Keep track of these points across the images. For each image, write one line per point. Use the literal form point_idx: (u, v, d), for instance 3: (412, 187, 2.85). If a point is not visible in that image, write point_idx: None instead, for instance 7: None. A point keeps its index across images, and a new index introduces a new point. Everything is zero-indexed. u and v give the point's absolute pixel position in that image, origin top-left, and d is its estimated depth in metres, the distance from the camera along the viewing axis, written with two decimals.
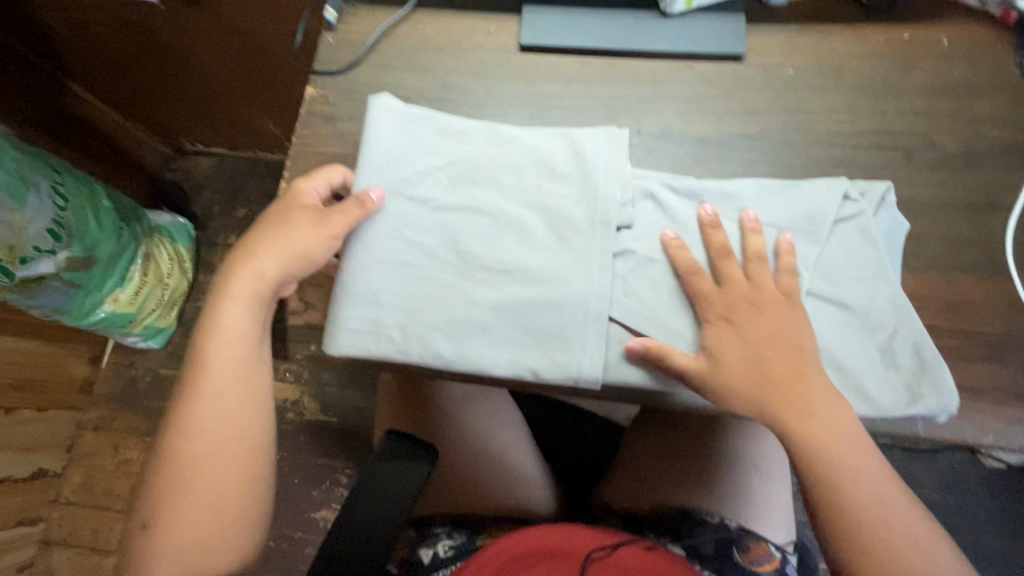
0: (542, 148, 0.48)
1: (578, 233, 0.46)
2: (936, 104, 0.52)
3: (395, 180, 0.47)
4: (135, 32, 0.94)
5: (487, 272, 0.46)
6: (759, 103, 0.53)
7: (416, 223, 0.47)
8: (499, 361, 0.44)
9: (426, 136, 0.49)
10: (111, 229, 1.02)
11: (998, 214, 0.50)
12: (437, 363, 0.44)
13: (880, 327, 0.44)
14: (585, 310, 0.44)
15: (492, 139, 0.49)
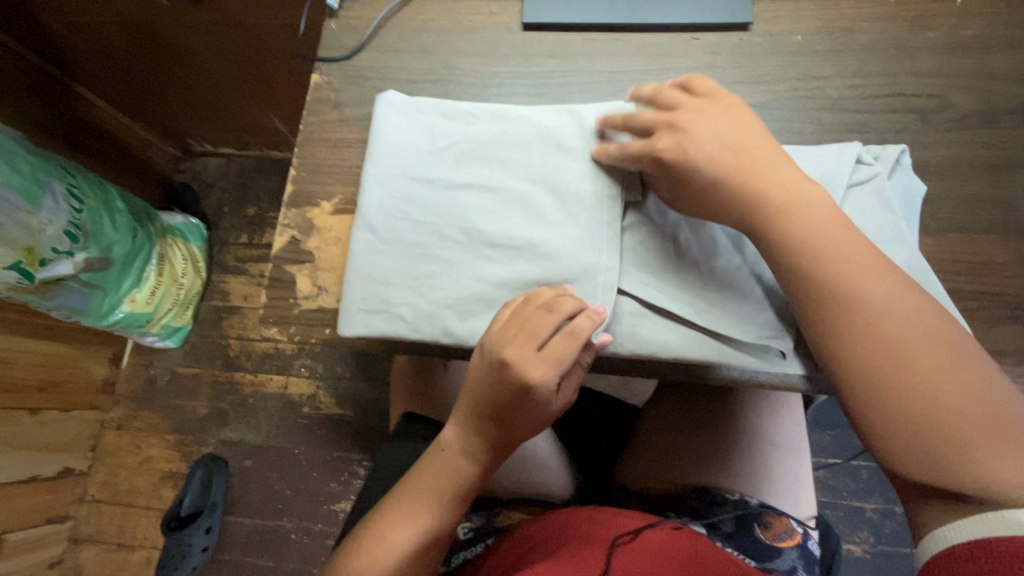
0: (548, 123, 0.47)
1: (585, 208, 0.44)
2: (951, 63, 0.48)
3: (395, 165, 0.47)
4: (139, 30, 0.94)
5: (494, 249, 0.44)
6: (770, 72, 0.50)
7: (420, 205, 0.46)
8: None
9: (432, 119, 0.48)
10: (125, 229, 1.03)
11: (1018, 173, 0.45)
12: (447, 340, 0.43)
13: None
14: (594, 285, 0.43)
15: (497, 116, 0.47)
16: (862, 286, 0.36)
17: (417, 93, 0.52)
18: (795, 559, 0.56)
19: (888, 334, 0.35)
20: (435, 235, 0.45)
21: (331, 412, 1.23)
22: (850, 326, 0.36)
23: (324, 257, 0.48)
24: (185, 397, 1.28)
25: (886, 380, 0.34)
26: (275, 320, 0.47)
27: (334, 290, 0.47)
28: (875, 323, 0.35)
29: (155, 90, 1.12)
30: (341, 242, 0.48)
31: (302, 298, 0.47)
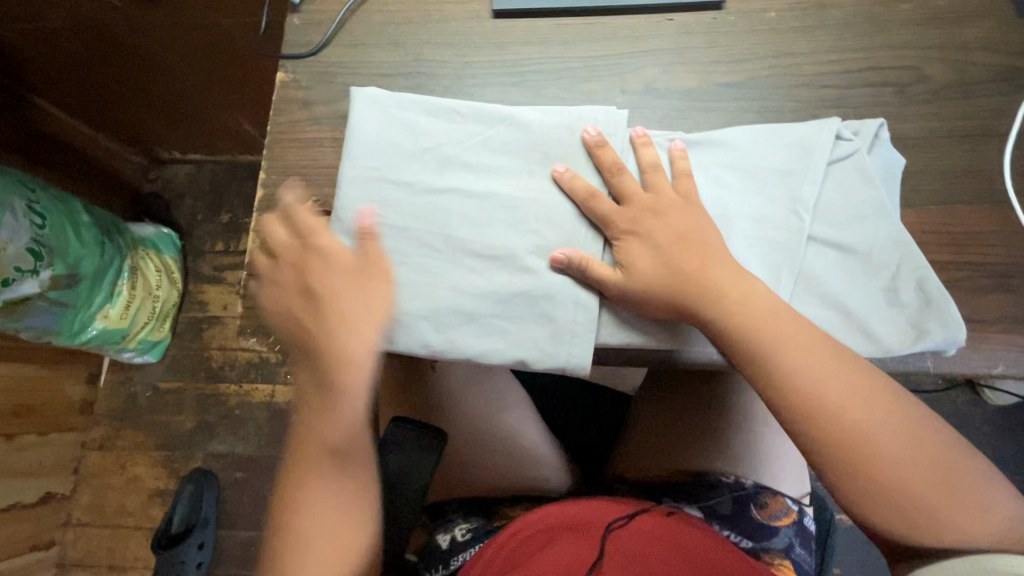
0: (535, 126, 0.45)
1: (569, 218, 0.43)
2: (926, 34, 0.47)
3: (371, 163, 0.45)
4: (93, 34, 0.90)
5: (475, 258, 0.43)
6: (746, 51, 0.49)
7: (397, 209, 0.44)
8: (488, 351, 0.42)
9: (414, 118, 0.46)
10: (93, 244, 1.00)
11: (994, 142, 0.44)
12: (424, 353, 0.43)
13: (879, 267, 0.41)
14: (574, 294, 0.42)
15: (483, 117, 0.45)
16: (810, 375, 0.38)
17: (388, 87, 0.51)
18: (791, 536, 0.58)
19: (845, 418, 0.37)
20: (414, 242, 0.44)
21: None
22: (816, 416, 0.38)
23: None
24: (169, 412, 1.25)
25: (858, 459, 0.37)
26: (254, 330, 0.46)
27: None
28: (835, 408, 0.37)
29: (115, 96, 1.08)
30: None
31: None
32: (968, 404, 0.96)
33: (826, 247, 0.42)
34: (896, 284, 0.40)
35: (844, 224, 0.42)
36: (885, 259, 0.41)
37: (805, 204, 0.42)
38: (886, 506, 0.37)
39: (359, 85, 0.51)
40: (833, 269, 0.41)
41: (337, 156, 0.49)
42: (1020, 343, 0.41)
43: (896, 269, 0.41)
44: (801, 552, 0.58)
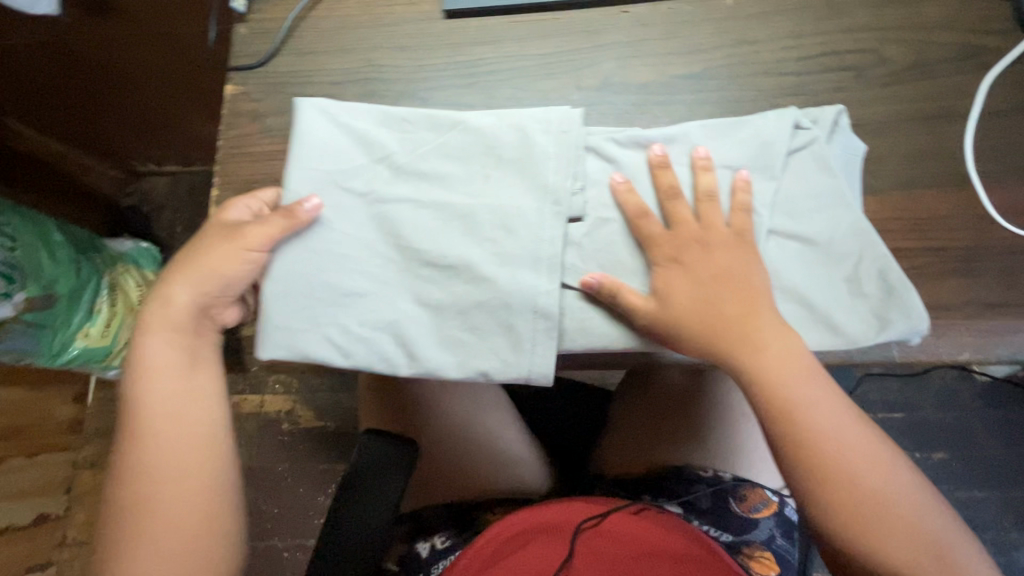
0: (488, 130, 0.44)
1: (528, 223, 0.42)
2: (885, 15, 0.46)
3: (322, 170, 0.43)
4: (53, 51, 0.88)
5: (431, 269, 0.42)
6: (703, 40, 0.48)
7: (347, 216, 0.43)
8: (449, 362, 0.42)
9: (365, 123, 0.44)
10: (67, 262, 0.99)
11: (956, 122, 0.44)
12: (384, 366, 0.42)
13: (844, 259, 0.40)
14: (535, 303, 0.41)
15: (436, 122, 0.44)
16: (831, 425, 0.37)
17: (341, 96, 0.50)
18: (771, 527, 0.58)
19: (843, 459, 0.37)
20: (367, 251, 0.43)
21: (311, 425, 1.20)
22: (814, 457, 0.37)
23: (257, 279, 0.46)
24: None
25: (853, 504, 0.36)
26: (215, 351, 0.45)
27: None
28: (830, 451, 0.37)
29: (84, 112, 1.06)
30: None
31: None
32: (955, 380, 0.95)
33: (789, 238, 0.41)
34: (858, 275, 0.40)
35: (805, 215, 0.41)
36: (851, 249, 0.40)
37: (767, 197, 0.41)
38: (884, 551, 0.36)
39: (312, 94, 0.50)
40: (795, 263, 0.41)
41: None
42: (986, 327, 0.41)
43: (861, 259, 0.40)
44: (783, 542, 0.58)
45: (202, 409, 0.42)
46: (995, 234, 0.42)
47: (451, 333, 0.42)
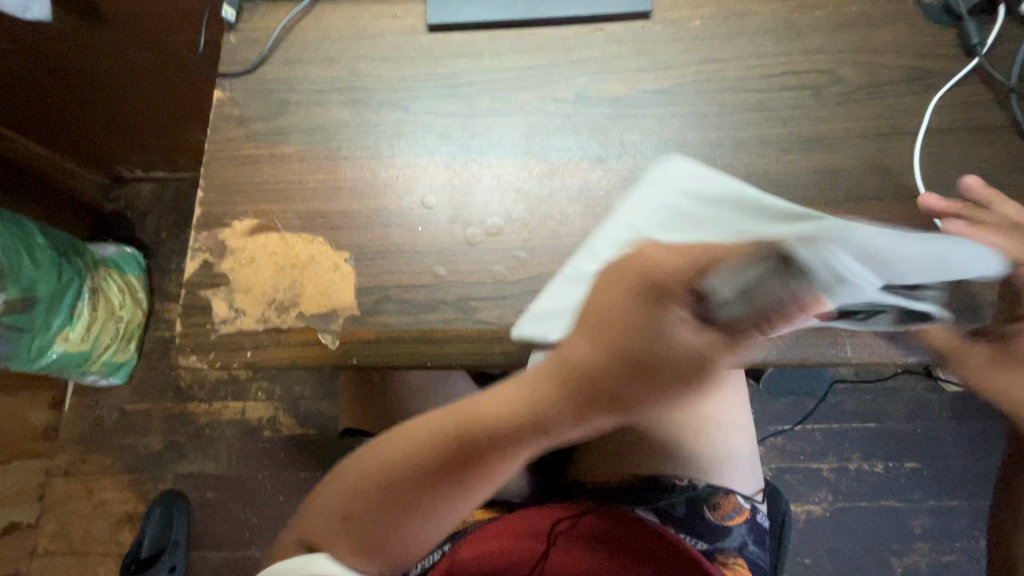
0: (508, 137, 0.50)
1: (537, 214, 0.47)
2: (838, 39, 0.50)
3: (354, 148, 0.50)
4: (43, 56, 0.89)
5: (438, 251, 0.47)
6: (670, 57, 0.51)
7: (420, 180, 0.49)
8: (448, 327, 0.45)
9: (460, 108, 0.51)
10: (48, 266, 0.98)
11: (905, 139, 0.47)
12: (406, 316, 0.45)
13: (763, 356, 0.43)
14: (535, 279, 0.46)
15: (467, 126, 0.50)
16: None
17: (324, 103, 0.51)
18: (744, 534, 0.61)
19: None
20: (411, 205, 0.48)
21: (291, 432, 1.20)
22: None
23: (238, 278, 0.46)
24: (136, 434, 1.23)
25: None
26: (194, 349, 0.45)
27: (251, 312, 0.46)
28: None
29: (73, 117, 1.07)
30: (256, 261, 0.47)
31: (219, 324, 0.46)
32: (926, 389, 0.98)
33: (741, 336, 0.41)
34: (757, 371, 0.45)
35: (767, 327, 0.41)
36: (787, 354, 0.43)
37: None
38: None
39: (296, 101, 0.51)
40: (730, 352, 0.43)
41: (273, 172, 0.49)
42: (930, 328, 0.43)
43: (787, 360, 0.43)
44: (754, 549, 0.61)
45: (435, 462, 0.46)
46: None
47: (447, 310, 0.45)
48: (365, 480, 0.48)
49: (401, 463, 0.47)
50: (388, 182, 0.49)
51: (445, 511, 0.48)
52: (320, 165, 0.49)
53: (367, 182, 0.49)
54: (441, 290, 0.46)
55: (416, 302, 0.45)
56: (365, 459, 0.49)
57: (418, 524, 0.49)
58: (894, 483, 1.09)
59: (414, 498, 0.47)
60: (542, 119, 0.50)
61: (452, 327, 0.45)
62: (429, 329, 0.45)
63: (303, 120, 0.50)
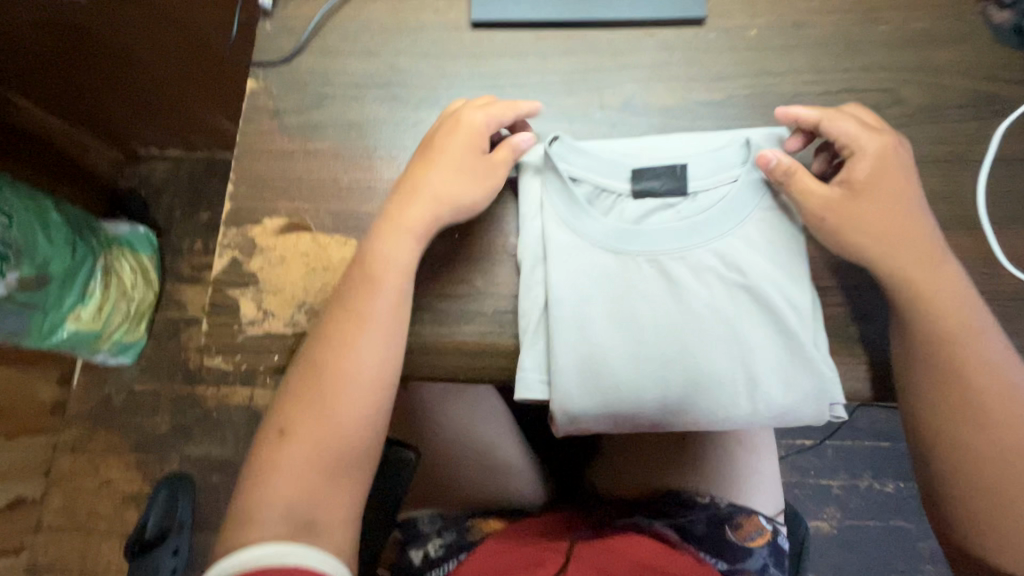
0: None
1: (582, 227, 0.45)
2: (902, 57, 0.48)
3: (391, 148, 0.48)
4: (61, 28, 0.87)
5: (475, 260, 0.45)
6: (724, 67, 0.49)
7: None
8: (482, 340, 0.44)
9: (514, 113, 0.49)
10: (63, 244, 0.96)
11: (968, 168, 0.45)
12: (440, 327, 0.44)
13: (738, 339, 0.40)
14: None
15: None
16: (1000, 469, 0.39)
17: (361, 98, 0.49)
18: (764, 556, 0.59)
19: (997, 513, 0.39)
20: None
21: None
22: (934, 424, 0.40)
23: (268, 278, 0.45)
24: (144, 414, 1.22)
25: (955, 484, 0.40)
26: (220, 349, 0.44)
27: (279, 314, 0.44)
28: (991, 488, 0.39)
29: (90, 91, 1.05)
30: (286, 262, 0.45)
31: (246, 325, 0.44)
32: None
33: (701, 299, 0.41)
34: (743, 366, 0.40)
35: (726, 287, 0.41)
36: (764, 324, 0.41)
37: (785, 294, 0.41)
38: (987, 518, 0.39)
39: (332, 95, 0.49)
40: (720, 358, 0.40)
41: (306, 169, 0.47)
42: None
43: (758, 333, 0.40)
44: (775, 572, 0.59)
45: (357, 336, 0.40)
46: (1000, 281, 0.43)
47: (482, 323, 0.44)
48: (292, 416, 0.41)
49: (325, 373, 0.41)
50: None
51: (373, 379, 0.41)
52: (355, 164, 0.47)
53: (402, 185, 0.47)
54: (476, 303, 0.45)
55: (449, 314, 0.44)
56: (285, 407, 0.41)
57: (351, 442, 0.41)
58: (905, 503, 1.08)
59: (346, 392, 0.40)
60: (588, 129, 0.48)
61: (487, 340, 0.44)
62: (464, 342, 0.44)
63: (338, 115, 0.49)
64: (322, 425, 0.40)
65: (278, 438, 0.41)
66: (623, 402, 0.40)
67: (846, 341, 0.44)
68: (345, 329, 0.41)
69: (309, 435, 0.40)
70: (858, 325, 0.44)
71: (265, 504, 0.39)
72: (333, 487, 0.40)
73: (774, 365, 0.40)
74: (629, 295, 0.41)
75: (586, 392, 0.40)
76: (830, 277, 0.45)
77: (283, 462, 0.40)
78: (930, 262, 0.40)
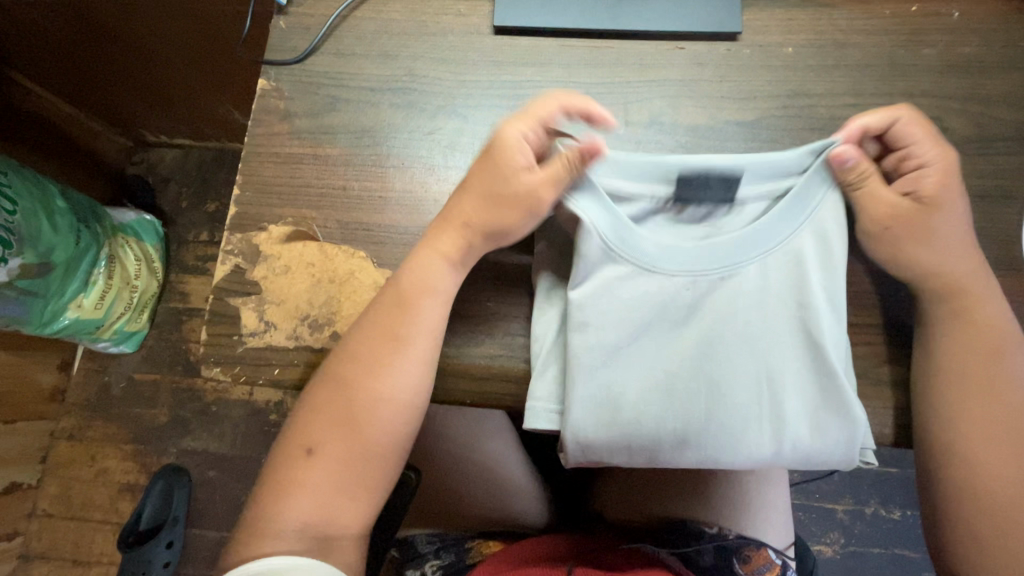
0: None
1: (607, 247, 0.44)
2: (947, 84, 0.45)
3: (405, 156, 0.46)
4: (74, 12, 0.85)
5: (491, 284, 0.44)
6: (757, 86, 0.46)
7: None
8: (492, 361, 0.42)
9: None
10: (67, 231, 0.95)
11: (1012, 206, 0.43)
12: (450, 348, 0.42)
13: (770, 376, 0.38)
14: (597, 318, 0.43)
15: None
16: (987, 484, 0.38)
17: (376, 103, 0.47)
18: None
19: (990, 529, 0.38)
20: None
21: None
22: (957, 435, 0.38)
23: (271, 288, 0.43)
24: (143, 405, 1.21)
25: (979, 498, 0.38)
26: (218, 360, 0.42)
27: (282, 326, 0.43)
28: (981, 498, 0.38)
29: (101, 77, 1.03)
30: (292, 272, 0.43)
31: (246, 336, 0.43)
32: None
33: (732, 330, 0.38)
34: (772, 404, 0.38)
35: (762, 317, 0.38)
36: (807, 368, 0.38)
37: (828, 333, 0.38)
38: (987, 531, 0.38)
39: (346, 98, 0.47)
40: (753, 390, 0.38)
41: (317, 175, 0.45)
42: None
43: (800, 375, 0.38)
44: None
45: (383, 348, 0.40)
46: None
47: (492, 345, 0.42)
48: (310, 420, 0.40)
49: (347, 383, 0.40)
50: (438, 197, 0.45)
51: (398, 398, 0.40)
52: (367, 172, 0.45)
53: (413, 198, 0.45)
54: (486, 323, 0.43)
55: (459, 334, 0.42)
56: (302, 413, 0.41)
57: (376, 464, 0.40)
58: (911, 532, 1.06)
59: (377, 407, 0.40)
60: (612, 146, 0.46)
61: (496, 362, 0.42)
62: (473, 364, 0.42)
63: (353, 120, 0.47)
64: (346, 443, 0.40)
65: (297, 457, 0.40)
66: (639, 433, 0.38)
67: (875, 381, 0.42)
68: (370, 344, 0.40)
69: (331, 453, 0.40)
70: (889, 365, 0.42)
71: (284, 518, 0.39)
72: (352, 506, 0.40)
73: (815, 408, 0.38)
74: (654, 323, 0.39)
75: (600, 421, 0.38)
76: (859, 314, 0.43)
77: (302, 482, 0.39)
78: (956, 302, 0.39)
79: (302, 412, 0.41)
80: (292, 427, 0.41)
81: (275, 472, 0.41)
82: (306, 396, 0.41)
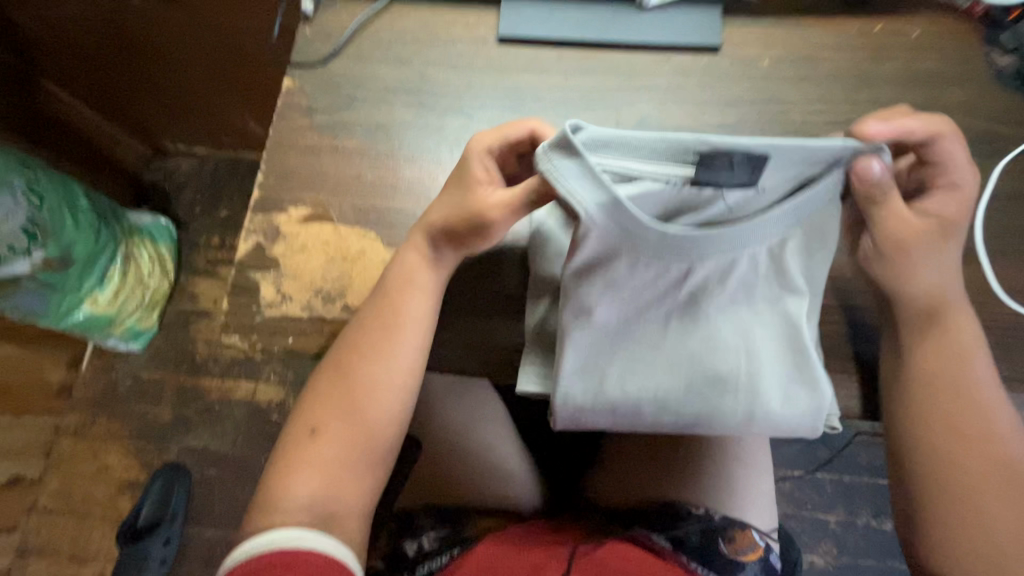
0: None
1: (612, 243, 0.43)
2: (908, 94, 0.50)
3: (415, 149, 0.50)
4: (110, 25, 0.92)
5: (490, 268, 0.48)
6: (736, 93, 0.51)
7: None
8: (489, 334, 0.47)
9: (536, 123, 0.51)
10: (88, 228, 1.00)
11: None
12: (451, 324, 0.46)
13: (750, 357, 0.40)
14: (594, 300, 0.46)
15: None
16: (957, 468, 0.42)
17: (390, 102, 0.52)
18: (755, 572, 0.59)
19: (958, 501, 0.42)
20: None
21: None
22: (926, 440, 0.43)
23: (289, 264, 0.47)
24: (148, 402, 1.23)
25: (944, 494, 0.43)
26: (237, 328, 0.46)
27: (298, 298, 0.46)
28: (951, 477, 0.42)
29: (127, 88, 1.10)
30: (308, 249, 0.47)
31: (265, 306, 0.46)
32: None
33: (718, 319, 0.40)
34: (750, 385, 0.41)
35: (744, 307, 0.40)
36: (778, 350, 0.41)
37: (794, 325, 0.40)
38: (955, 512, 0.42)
39: (363, 97, 0.52)
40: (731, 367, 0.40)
41: (333, 164, 0.50)
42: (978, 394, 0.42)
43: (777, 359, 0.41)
44: None
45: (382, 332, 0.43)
46: (992, 308, 0.45)
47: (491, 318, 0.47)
48: (320, 393, 0.44)
49: (352, 362, 0.44)
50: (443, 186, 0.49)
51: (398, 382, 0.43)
52: (381, 162, 0.50)
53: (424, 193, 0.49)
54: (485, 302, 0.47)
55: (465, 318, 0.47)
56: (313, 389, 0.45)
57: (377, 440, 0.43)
58: None
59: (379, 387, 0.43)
60: None
61: (493, 335, 0.47)
62: (472, 334, 0.47)
63: (368, 117, 0.51)
64: (350, 421, 0.43)
65: (302, 438, 0.43)
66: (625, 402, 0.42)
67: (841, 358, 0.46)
68: (369, 327, 0.44)
69: (336, 434, 0.43)
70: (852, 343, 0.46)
71: (292, 494, 0.41)
72: (357, 483, 0.43)
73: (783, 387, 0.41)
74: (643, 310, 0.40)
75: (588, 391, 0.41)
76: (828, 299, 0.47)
77: (308, 460, 0.42)
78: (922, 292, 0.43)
79: (311, 391, 0.45)
80: (304, 404, 0.45)
81: (286, 447, 0.44)
82: (317, 374, 0.45)
